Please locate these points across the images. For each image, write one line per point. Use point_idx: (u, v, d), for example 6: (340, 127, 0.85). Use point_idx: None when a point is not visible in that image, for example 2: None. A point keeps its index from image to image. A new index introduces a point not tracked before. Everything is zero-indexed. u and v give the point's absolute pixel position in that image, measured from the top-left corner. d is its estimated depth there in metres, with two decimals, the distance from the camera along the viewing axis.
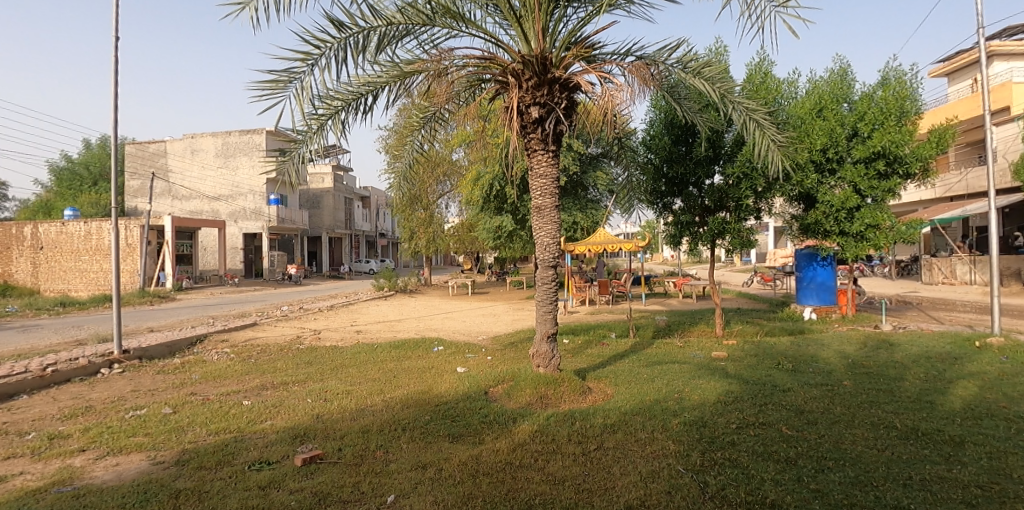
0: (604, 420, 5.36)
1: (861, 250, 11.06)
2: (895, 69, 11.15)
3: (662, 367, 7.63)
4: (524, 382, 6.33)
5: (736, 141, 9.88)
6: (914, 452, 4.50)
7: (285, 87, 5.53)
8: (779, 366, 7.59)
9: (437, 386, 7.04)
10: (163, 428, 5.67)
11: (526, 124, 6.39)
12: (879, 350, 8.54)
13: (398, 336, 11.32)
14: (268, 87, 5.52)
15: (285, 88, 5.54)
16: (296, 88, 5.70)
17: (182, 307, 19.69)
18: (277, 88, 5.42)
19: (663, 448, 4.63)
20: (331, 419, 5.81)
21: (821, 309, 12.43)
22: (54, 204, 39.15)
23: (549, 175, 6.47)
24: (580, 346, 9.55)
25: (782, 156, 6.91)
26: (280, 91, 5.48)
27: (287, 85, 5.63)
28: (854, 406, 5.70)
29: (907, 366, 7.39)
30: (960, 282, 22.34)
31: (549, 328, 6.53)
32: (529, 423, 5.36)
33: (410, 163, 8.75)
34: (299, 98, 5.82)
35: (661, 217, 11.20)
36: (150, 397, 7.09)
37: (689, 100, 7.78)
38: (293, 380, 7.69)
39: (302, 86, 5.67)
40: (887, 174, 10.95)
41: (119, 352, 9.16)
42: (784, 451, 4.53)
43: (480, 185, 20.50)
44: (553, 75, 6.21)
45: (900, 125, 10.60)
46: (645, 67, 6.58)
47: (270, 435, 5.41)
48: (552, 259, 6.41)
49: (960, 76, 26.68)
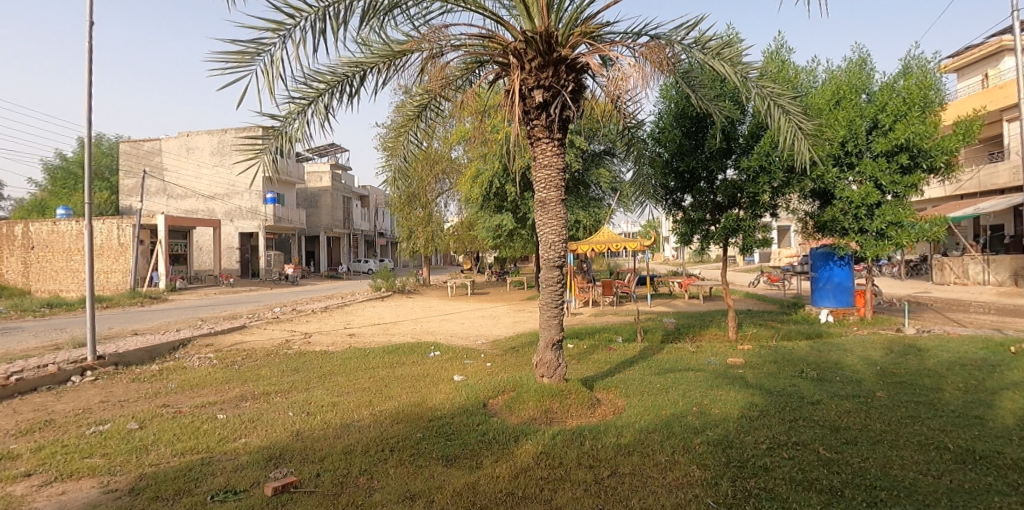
0: (617, 440, 4.77)
1: (881, 250, 10.43)
2: (917, 58, 10.56)
3: (675, 375, 7.05)
4: (527, 394, 5.76)
5: (751, 133, 9.35)
6: (976, 480, 3.90)
7: (253, 60, 4.86)
8: (802, 375, 6.99)
9: (432, 397, 6.43)
10: (124, 448, 5.12)
11: (528, 109, 5.79)
12: (907, 356, 7.93)
13: (393, 340, 10.76)
14: (233, 59, 4.86)
15: (252, 62, 4.88)
16: (266, 63, 5.03)
17: (172, 308, 19.06)
18: (243, 61, 4.73)
19: (687, 475, 4.04)
20: (313, 437, 5.21)
21: (838, 311, 11.81)
22: (48, 204, 38.57)
23: (555, 165, 5.86)
24: (585, 351, 8.96)
25: (810, 147, 6.26)
26: (246, 65, 4.80)
27: (255, 58, 4.96)
28: (894, 423, 5.09)
29: (943, 375, 6.78)
30: (972, 282, 21.79)
31: (554, 334, 5.94)
32: (533, 443, 4.77)
33: (403, 156, 8.10)
34: (269, 75, 5.17)
35: (669, 215, 10.62)
36: (118, 410, 6.51)
37: (704, 87, 7.16)
38: (276, 390, 7.11)
39: (272, 61, 5.01)
40: (910, 169, 10.34)
41: (94, 358, 8.58)
42: (826, 479, 3.94)
43: (479, 183, 19.87)
44: (558, 55, 5.60)
45: (924, 115, 10.00)
46: (661, 49, 6.01)
47: (242, 457, 4.83)
48: (558, 258, 5.82)
49: (970, 71, 26.19)
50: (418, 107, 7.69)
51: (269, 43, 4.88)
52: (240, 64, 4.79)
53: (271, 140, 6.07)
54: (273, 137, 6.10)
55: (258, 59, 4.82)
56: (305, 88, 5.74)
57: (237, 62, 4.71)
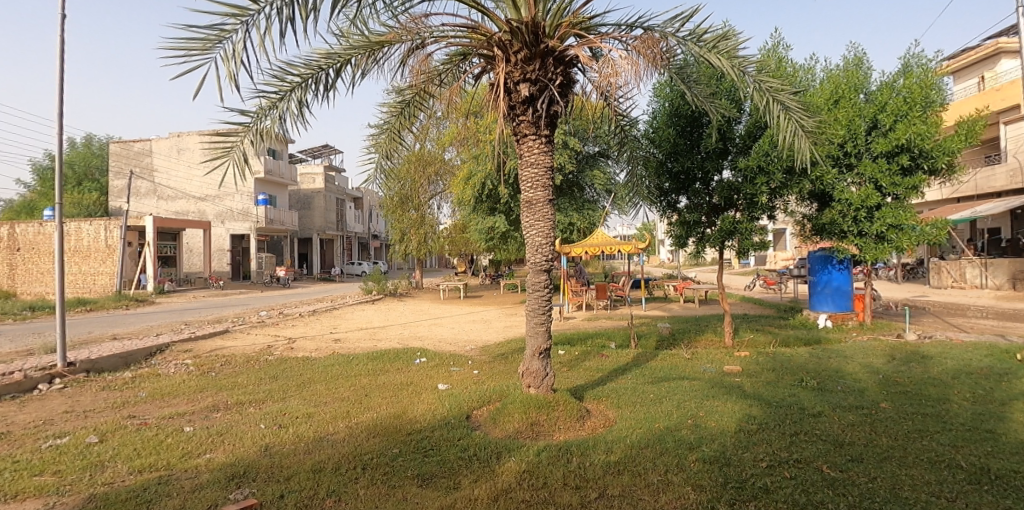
0: (607, 457, 4.45)
1: (881, 253, 10.16)
2: (917, 56, 10.28)
3: (669, 384, 6.73)
4: (512, 405, 5.43)
5: (748, 132, 9.07)
6: (995, 504, 3.60)
7: (214, 49, 4.52)
8: (803, 384, 6.69)
9: (413, 408, 6.11)
10: (77, 465, 4.75)
11: (513, 103, 5.47)
12: (911, 364, 7.63)
13: (379, 346, 10.41)
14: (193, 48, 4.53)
15: (214, 51, 4.55)
16: (229, 52, 4.69)
17: (157, 312, 18.59)
18: (203, 48, 4.38)
19: (682, 498, 3.74)
20: (282, 453, 4.87)
21: (838, 316, 11.52)
22: (36, 204, 37.98)
23: (542, 164, 5.54)
24: (577, 358, 8.63)
25: (811, 144, 5.95)
26: (208, 53, 4.46)
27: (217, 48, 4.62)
28: (902, 437, 4.79)
29: (949, 385, 6.49)
30: (970, 286, 21.58)
31: (541, 343, 5.60)
32: (516, 460, 4.44)
33: (386, 156, 7.71)
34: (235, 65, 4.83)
35: (664, 217, 10.30)
36: (81, 421, 6.14)
37: (700, 84, 6.87)
38: (251, 400, 6.75)
39: (236, 50, 4.68)
40: (910, 170, 10.11)
41: (63, 365, 8.19)
42: (832, 502, 3.63)
43: (472, 184, 19.57)
44: (546, 46, 5.29)
45: (926, 114, 9.76)
46: (656, 42, 5.74)
47: (204, 475, 4.49)
48: (545, 261, 5.51)
49: (966, 73, 26.12)
50: (401, 104, 7.32)
51: (232, 30, 4.56)
52: (198, 52, 4.46)
53: (241, 137, 5.63)
54: (243, 135, 5.68)
55: (219, 47, 4.48)
56: (277, 82, 5.35)
57: (196, 49, 4.38)
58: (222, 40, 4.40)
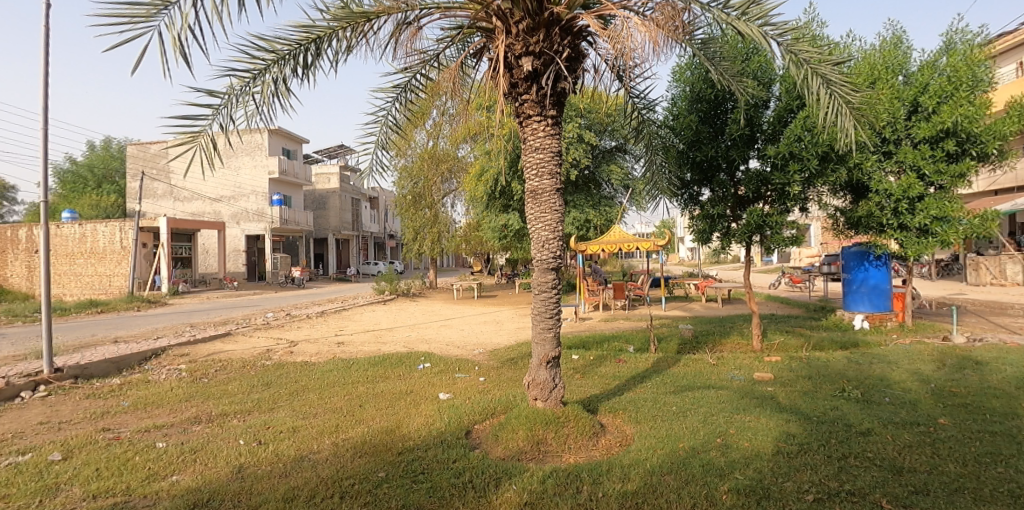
0: (622, 486, 3.82)
1: (925, 248, 9.35)
2: (961, 32, 9.39)
3: (694, 394, 6.07)
4: (515, 420, 4.83)
5: (778, 118, 8.34)
6: None
7: (161, 17, 3.95)
8: (844, 394, 5.96)
9: (408, 422, 5.53)
10: (29, 488, 4.25)
11: (516, 81, 4.85)
12: (965, 371, 6.83)
13: (382, 350, 9.87)
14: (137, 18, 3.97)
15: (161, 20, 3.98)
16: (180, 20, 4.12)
17: (167, 313, 18.37)
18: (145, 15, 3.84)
19: None
20: (255, 476, 4.33)
21: (875, 316, 10.68)
22: (57, 207, 38.38)
23: (549, 148, 4.90)
24: (591, 364, 7.98)
25: (857, 123, 5.20)
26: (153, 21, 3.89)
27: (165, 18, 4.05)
28: (972, 463, 4.06)
29: (1014, 397, 5.69)
30: (1011, 283, 20.42)
31: (548, 350, 4.97)
32: (516, 488, 3.84)
33: (382, 146, 7.09)
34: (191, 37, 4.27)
35: (685, 211, 9.62)
36: (52, 434, 5.69)
37: (725, 60, 6.20)
38: (237, 410, 6.26)
39: (187, 17, 4.09)
40: (956, 156, 9.25)
41: (50, 371, 7.79)
42: None
43: (484, 181, 19.01)
44: (551, 14, 4.62)
45: (974, 94, 8.91)
46: (677, 13, 5.06)
47: (162, 503, 3.96)
48: (553, 258, 4.90)
49: (1005, 59, 24.78)
50: (394, 90, 6.59)
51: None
52: (142, 20, 3.90)
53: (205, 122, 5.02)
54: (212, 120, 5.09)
55: (166, 13, 3.93)
56: (249, 59, 4.77)
57: (139, 16, 3.83)
58: (166, 5, 3.84)
